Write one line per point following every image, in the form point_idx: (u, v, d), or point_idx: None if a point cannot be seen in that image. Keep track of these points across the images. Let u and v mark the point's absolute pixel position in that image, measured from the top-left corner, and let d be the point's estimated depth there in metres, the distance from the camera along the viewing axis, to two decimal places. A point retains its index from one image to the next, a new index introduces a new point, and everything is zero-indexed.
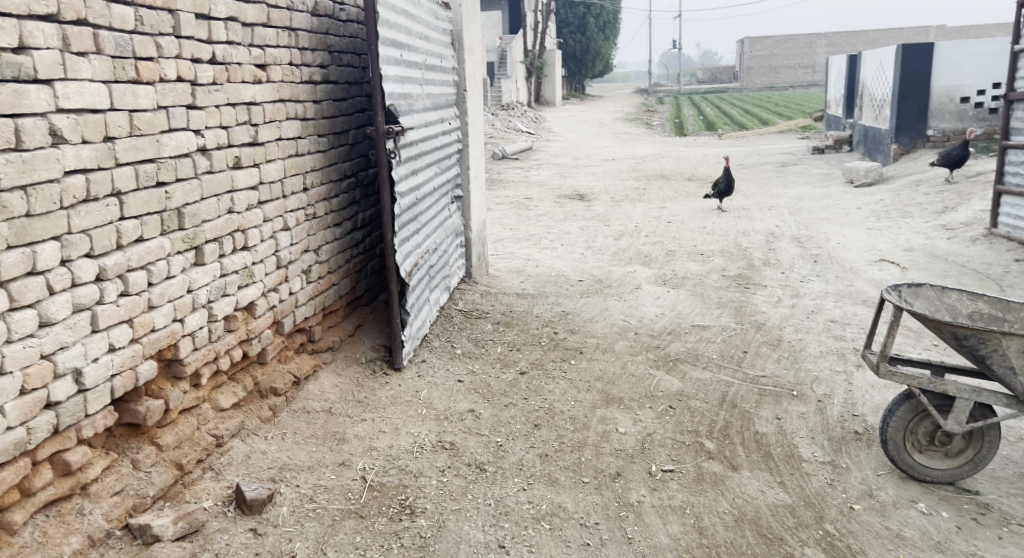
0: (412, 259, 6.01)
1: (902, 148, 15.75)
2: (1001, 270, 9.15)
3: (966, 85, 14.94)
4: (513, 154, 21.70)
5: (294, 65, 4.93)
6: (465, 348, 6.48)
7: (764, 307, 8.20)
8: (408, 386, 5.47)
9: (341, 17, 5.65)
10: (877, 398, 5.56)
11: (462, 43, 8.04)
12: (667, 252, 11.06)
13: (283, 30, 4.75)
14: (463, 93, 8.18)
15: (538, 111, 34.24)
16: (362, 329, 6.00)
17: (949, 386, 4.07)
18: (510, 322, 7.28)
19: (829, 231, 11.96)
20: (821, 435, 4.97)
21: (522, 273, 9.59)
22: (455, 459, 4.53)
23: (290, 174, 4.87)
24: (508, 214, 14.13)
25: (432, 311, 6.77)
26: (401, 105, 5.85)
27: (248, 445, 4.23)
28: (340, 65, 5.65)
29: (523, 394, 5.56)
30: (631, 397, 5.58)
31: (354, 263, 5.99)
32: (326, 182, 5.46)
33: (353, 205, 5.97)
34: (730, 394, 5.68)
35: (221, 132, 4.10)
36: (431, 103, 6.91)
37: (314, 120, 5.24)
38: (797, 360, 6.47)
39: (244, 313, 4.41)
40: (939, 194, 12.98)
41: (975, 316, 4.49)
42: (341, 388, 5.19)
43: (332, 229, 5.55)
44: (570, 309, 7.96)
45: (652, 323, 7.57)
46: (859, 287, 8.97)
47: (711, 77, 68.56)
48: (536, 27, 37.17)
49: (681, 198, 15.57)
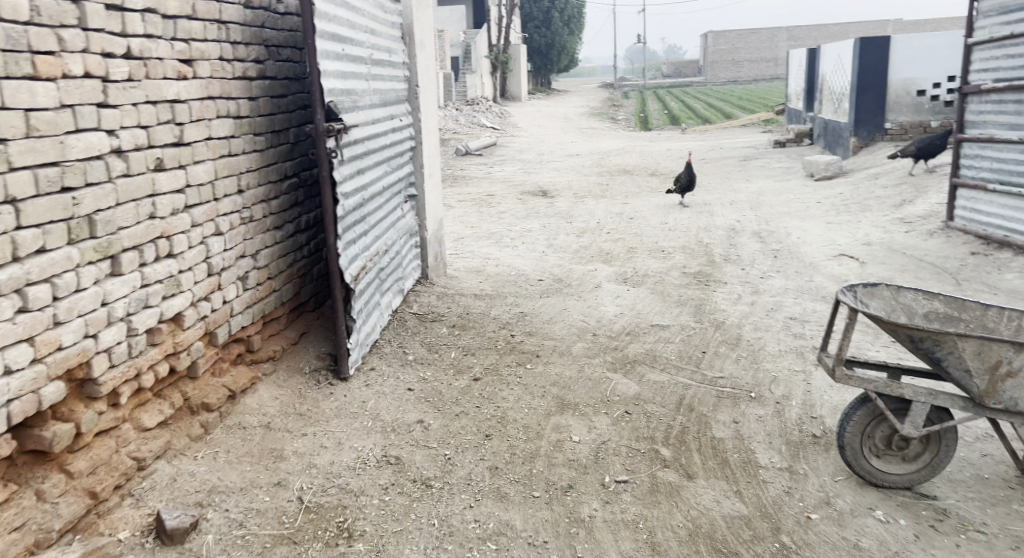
0: (359, 263, 5.77)
1: (860, 141, 15.84)
2: (958, 263, 9.15)
3: (922, 77, 15.01)
4: (476, 149, 21.47)
5: (224, 60, 4.67)
6: (417, 353, 6.26)
7: (724, 305, 8.10)
8: (355, 397, 5.24)
9: (278, 10, 5.40)
10: (836, 399, 5.45)
11: (413, 37, 7.79)
12: (629, 249, 10.94)
13: (211, 23, 4.49)
14: (415, 88, 7.94)
15: (502, 107, 34.02)
16: (307, 337, 5.75)
17: (905, 389, 3.96)
18: (465, 326, 7.08)
19: (789, 226, 11.93)
20: (779, 439, 4.85)
21: (480, 273, 9.39)
22: (400, 474, 4.33)
23: (221, 176, 4.61)
24: (469, 211, 13.91)
25: (383, 315, 6.54)
26: (344, 102, 5.61)
27: (174, 468, 3.99)
28: (278, 60, 5.40)
29: (476, 403, 5.36)
30: (586, 403, 5.41)
31: (297, 268, 5.73)
32: (264, 184, 5.21)
33: (295, 207, 5.72)
34: (688, 397, 5.54)
35: (139, 132, 3.83)
36: (380, 99, 6.67)
37: (249, 119, 4.98)
38: (756, 360, 6.35)
39: (171, 325, 4.14)
40: (897, 187, 13.03)
41: (930, 316, 4.39)
42: (281, 400, 4.94)
43: (271, 233, 5.29)
44: (528, 310, 7.78)
45: (612, 323, 7.42)
46: (818, 282, 8.92)
47: (675, 72, 68.76)
48: (499, 22, 36.92)
49: (644, 193, 15.49)
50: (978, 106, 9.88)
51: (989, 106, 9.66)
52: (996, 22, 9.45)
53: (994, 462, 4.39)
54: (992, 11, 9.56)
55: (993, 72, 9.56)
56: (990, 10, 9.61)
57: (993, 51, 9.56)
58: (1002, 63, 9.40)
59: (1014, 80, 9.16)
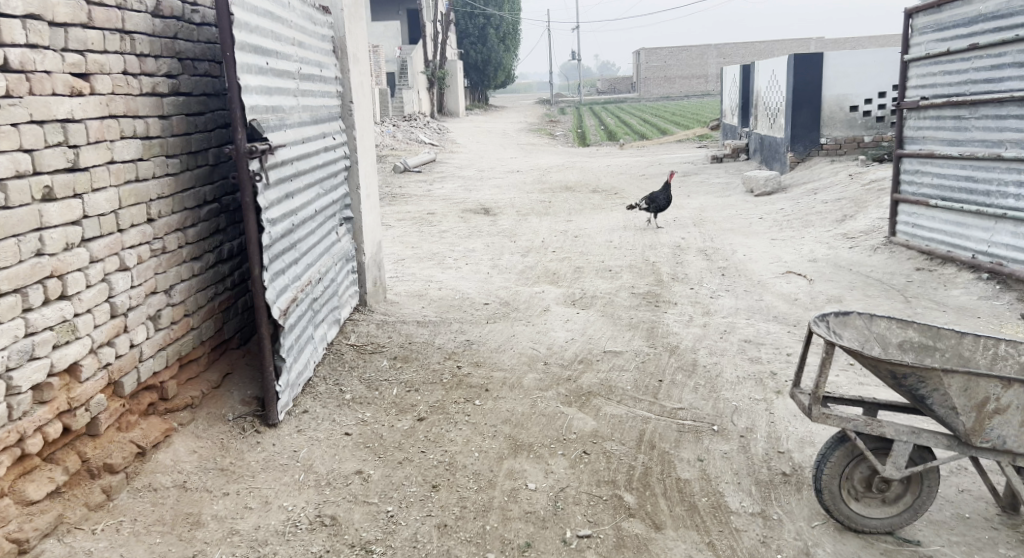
0: (289, 295, 5.26)
1: (797, 156, 15.93)
2: (905, 280, 9.09)
3: (853, 94, 15.24)
4: (415, 166, 20.98)
5: (130, 73, 4.17)
6: (356, 392, 5.75)
7: (677, 328, 7.81)
8: (285, 446, 4.74)
9: (192, 20, 4.91)
10: (802, 430, 5.17)
11: (346, 51, 7.33)
12: (575, 269, 10.62)
13: (113, 33, 4.00)
14: (348, 105, 7.46)
15: (440, 122, 33.54)
16: (232, 378, 5.20)
17: (886, 428, 3.67)
18: (407, 358, 6.59)
19: (734, 242, 11.80)
20: (747, 478, 4.54)
21: (423, 297, 8.92)
22: (335, 539, 3.89)
23: (126, 204, 4.09)
24: (410, 231, 13.42)
25: (317, 350, 6.01)
26: (269, 120, 5.11)
27: (66, 546, 3.50)
28: (194, 74, 4.89)
29: (420, 447, 4.90)
30: (542, 443, 5.01)
31: (219, 302, 5.20)
32: (179, 211, 4.69)
33: (216, 234, 5.19)
34: (648, 433, 5.19)
35: (20, 156, 3.36)
36: (310, 117, 6.18)
37: (160, 139, 4.47)
38: (714, 389, 6.04)
39: (64, 378, 3.63)
40: (837, 202, 13.06)
41: (905, 345, 4.13)
42: (199, 454, 4.42)
43: (188, 264, 4.76)
44: (474, 337, 7.34)
45: (562, 350, 7.04)
46: (769, 301, 8.74)
47: (611, 88, 69.44)
48: (435, 38, 36.56)
49: (587, 210, 15.25)
50: (916, 122, 9.85)
51: (927, 122, 9.64)
52: (933, 39, 9.44)
53: (972, 498, 4.13)
54: (928, 28, 9.55)
55: (931, 88, 9.53)
56: (926, 27, 9.61)
57: (930, 67, 9.54)
58: (939, 79, 9.40)
59: (952, 95, 9.17)
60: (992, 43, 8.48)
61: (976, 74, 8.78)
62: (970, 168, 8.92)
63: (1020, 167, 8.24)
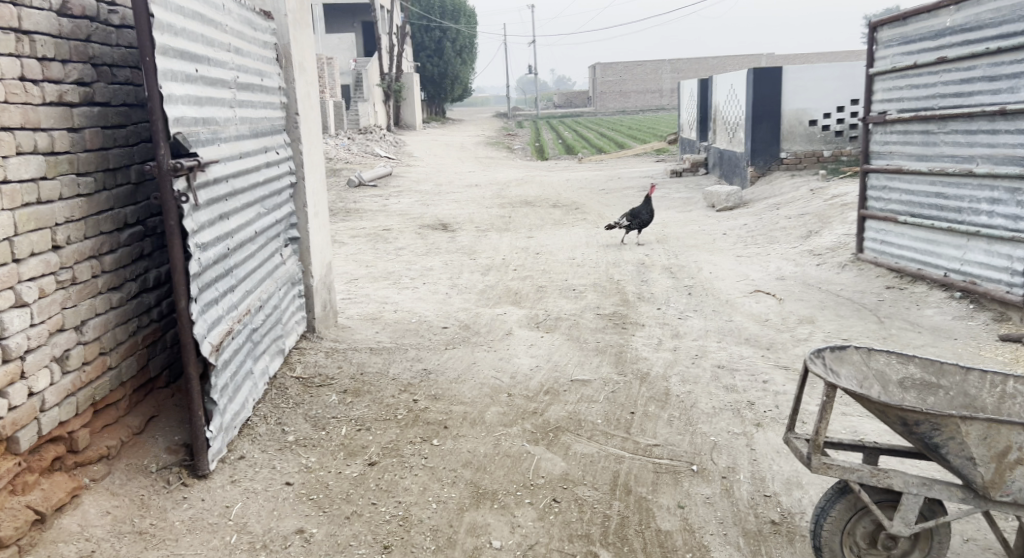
0: (223, 327, 4.70)
1: (757, 171, 15.74)
2: (876, 298, 8.84)
3: (812, 108, 15.13)
4: (370, 180, 20.41)
5: (32, 80, 3.67)
6: (300, 433, 5.20)
7: (646, 353, 7.38)
8: (215, 501, 4.19)
9: (112, 21, 4.37)
10: (788, 469, 4.78)
11: (291, 59, 6.79)
12: (537, 288, 10.19)
13: (6, 33, 3.51)
14: (293, 117, 6.91)
15: (396, 135, 32.97)
16: (157, 423, 4.62)
17: (893, 479, 3.27)
18: (358, 391, 6.04)
19: (699, 259, 11.50)
20: (735, 528, 4.15)
21: (377, 321, 8.36)
22: None
23: (23, 230, 3.58)
24: (364, 248, 12.87)
25: (257, 386, 5.43)
26: (200, 134, 4.58)
27: None
28: (113, 82, 4.35)
29: (371, 498, 4.39)
30: (506, 490, 4.53)
31: (144, 336, 4.63)
32: (94, 236, 4.13)
33: (139, 260, 4.62)
34: (622, 474, 4.76)
35: None
36: (249, 130, 5.63)
37: (71, 155, 3.94)
38: (691, 422, 5.62)
39: None
40: (801, 217, 12.86)
41: (906, 384, 3.76)
42: (113, 516, 3.88)
43: (105, 297, 4.20)
44: (431, 366, 6.83)
45: (527, 380, 6.57)
46: (739, 322, 8.40)
47: (566, 101, 69.57)
48: (391, 50, 36.05)
49: (547, 226, 14.86)
50: (883, 137, 9.64)
51: (894, 137, 9.42)
52: (899, 52, 9.24)
53: (980, 549, 3.76)
54: (894, 41, 9.34)
55: (898, 101, 9.32)
56: (892, 40, 9.41)
57: (896, 80, 9.33)
58: (906, 93, 9.19)
59: (919, 110, 8.97)
60: (960, 57, 8.29)
61: (945, 88, 8.58)
62: (940, 185, 8.73)
63: (992, 183, 8.03)
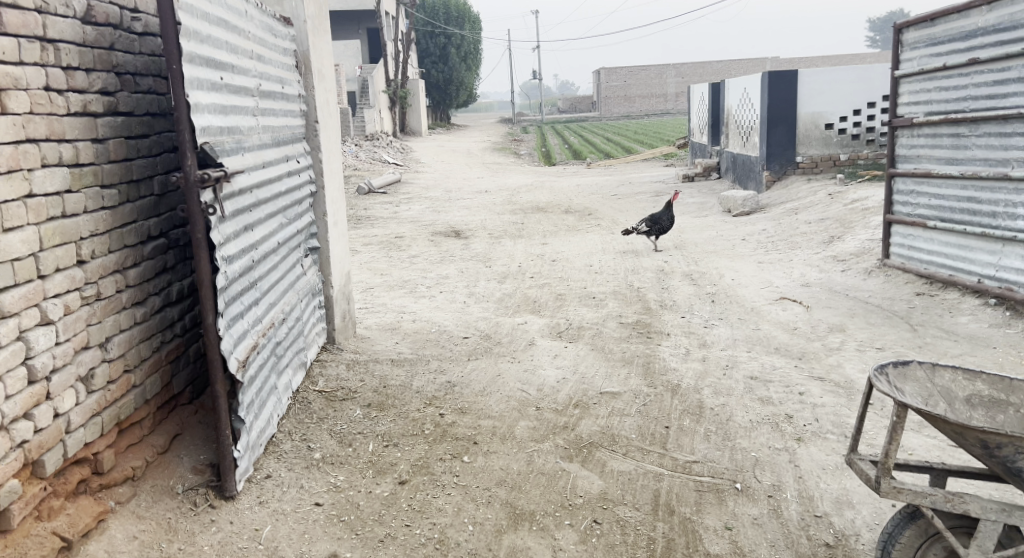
0: (249, 341, 4.53)
1: (773, 175, 15.54)
2: (906, 305, 8.63)
3: (829, 111, 14.93)
4: (380, 187, 20.25)
5: (57, 89, 3.52)
6: (326, 450, 5.02)
7: (673, 363, 7.19)
8: (244, 524, 4.01)
9: (134, 28, 4.20)
10: (837, 487, 4.58)
11: (310, 65, 6.63)
12: (556, 296, 10.00)
13: (30, 40, 3.35)
14: (312, 124, 6.75)
15: (404, 142, 32.87)
16: (181, 441, 4.44)
17: (970, 504, 3.07)
18: (382, 405, 5.86)
19: (719, 266, 11.29)
20: (788, 552, 3.96)
21: (395, 332, 8.18)
22: None
23: (47, 245, 3.42)
24: (377, 256, 12.69)
25: (281, 401, 5.25)
26: (225, 143, 4.41)
27: None
28: (136, 90, 4.19)
29: (405, 520, 4.21)
30: (545, 511, 4.35)
31: (167, 352, 4.46)
32: (118, 249, 3.97)
33: (162, 274, 4.45)
34: (664, 493, 4.57)
35: None
36: (271, 138, 5.46)
37: (95, 166, 3.78)
38: (729, 437, 5.42)
39: None
40: (821, 222, 12.65)
41: (973, 401, 3.56)
42: (141, 541, 3.71)
43: (129, 312, 4.03)
44: (455, 378, 6.65)
45: (554, 392, 6.37)
46: (766, 331, 8.19)
47: (571, 105, 69.46)
48: (397, 57, 35.96)
49: (561, 232, 14.67)
50: (909, 140, 9.43)
51: (922, 140, 9.22)
52: (926, 53, 9.05)
53: None
54: (921, 42, 9.14)
55: (925, 104, 9.12)
56: (918, 42, 9.21)
57: (923, 83, 9.14)
58: (934, 95, 8.99)
59: (948, 113, 8.77)
60: (992, 58, 8.10)
61: (976, 91, 8.39)
62: (972, 189, 8.53)
63: None
